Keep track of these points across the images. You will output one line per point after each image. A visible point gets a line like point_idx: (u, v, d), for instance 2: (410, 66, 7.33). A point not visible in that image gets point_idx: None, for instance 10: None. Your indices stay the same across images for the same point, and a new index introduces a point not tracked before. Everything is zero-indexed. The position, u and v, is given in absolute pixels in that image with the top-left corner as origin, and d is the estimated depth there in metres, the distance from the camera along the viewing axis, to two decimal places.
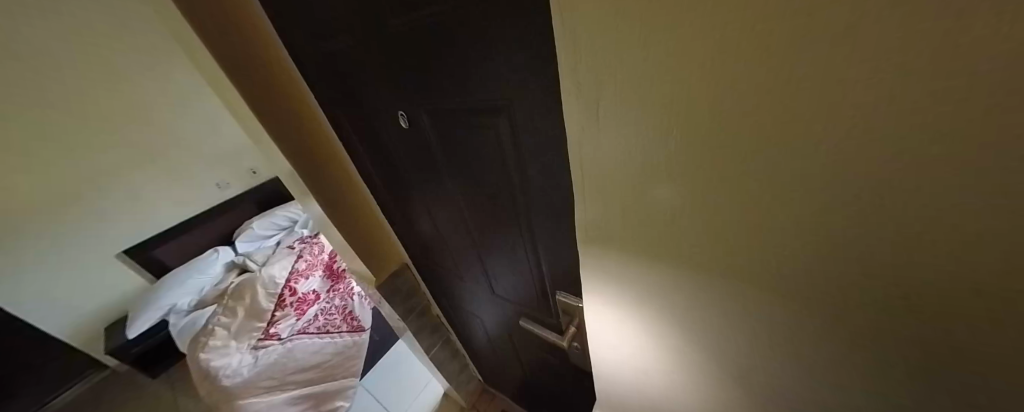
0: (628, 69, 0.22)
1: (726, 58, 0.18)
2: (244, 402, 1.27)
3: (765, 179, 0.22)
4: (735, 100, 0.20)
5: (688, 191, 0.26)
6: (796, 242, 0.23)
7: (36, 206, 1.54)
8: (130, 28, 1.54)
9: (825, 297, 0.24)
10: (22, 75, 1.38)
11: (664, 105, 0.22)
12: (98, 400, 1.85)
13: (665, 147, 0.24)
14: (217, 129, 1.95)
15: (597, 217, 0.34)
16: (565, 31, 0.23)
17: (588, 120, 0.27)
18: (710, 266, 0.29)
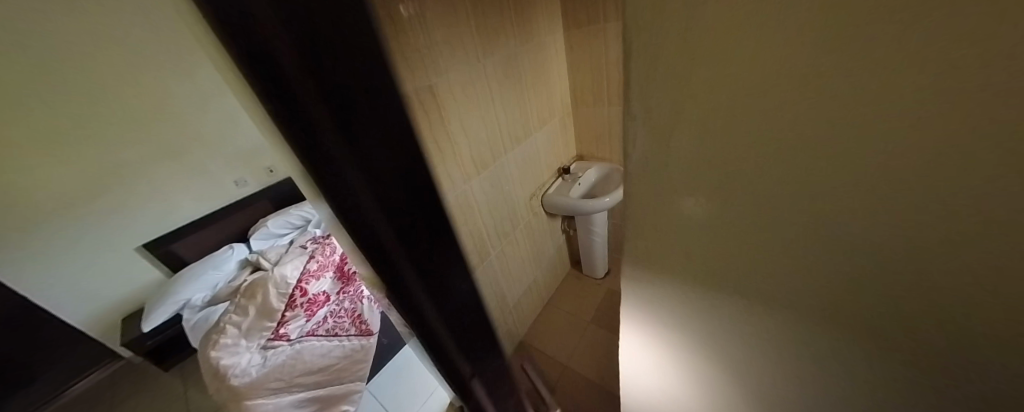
0: (718, 67, 0.23)
1: (813, 52, 0.20)
2: (251, 403, 1.26)
3: (835, 166, 0.23)
4: (824, 86, 0.21)
5: (759, 182, 0.27)
6: (858, 229, 0.25)
7: (64, 197, 1.59)
8: (161, 27, 1.60)
9: (876, 276, 0.27)
10: (60, 69, 1.44)
11: (749, 95, 0.23)
12: (111, 391, 1.88)
13: (743, 140, 0.26)
14: (238, 127, 1.99)
15: (654, 218, 0.35)
16: (641, 33, 0.24)
17: (662, 118, 0.27)
18: (761, 254, 0.32)
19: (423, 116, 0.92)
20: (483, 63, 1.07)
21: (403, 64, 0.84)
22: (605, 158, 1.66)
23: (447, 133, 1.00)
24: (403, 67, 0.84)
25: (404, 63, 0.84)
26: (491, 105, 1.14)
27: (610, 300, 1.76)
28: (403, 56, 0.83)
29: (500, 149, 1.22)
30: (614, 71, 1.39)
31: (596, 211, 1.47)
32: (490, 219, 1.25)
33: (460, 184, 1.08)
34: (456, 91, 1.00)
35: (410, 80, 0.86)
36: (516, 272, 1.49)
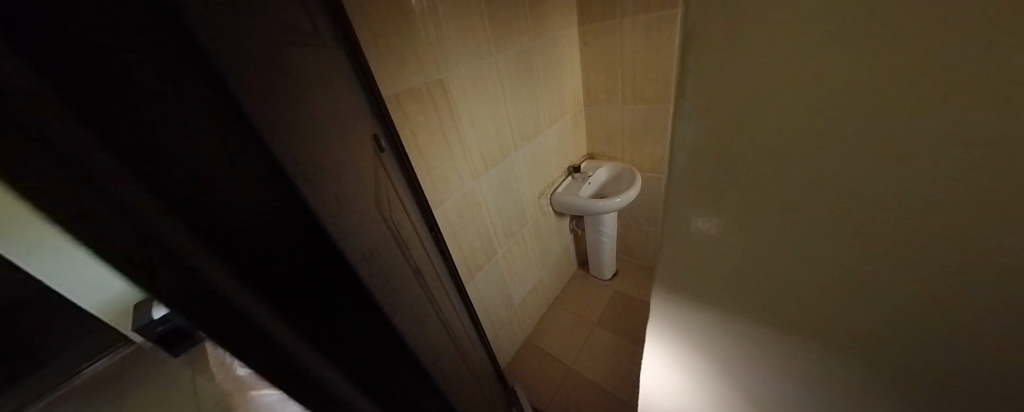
0: (788, 92, 0.18)
1: (920, 77, 0.15)
2: (257, 393, 1.27)
3: (920, 222, 0.19)
4: (927, 123, 0.16)
5: (816, 230, 0.22)
6: (934, 297, 0.21)
7: None
8: None
9: (948, 348, 0.22)
10: None
11: (822, 129, 0.19)
12: (122, 371, 1.93)
13: (804, 181, 0.21)
14: None
15: (680, 256, 0.30)
16: (693, 39, 0.19)
17: (704, 148, 0.23)
18: (807, 310, 0.27)
19: (433, 110, 0.89)
20: (495, 56, 1.04)
21: (412, 56, 0.81)
22: (615, 157, 1.62)
23: (456, 127, 0.97)
24: (413, 58, 0.81)
25: (413, 55, 0.81)
26: (502, 100, 1.11)
27: (616, 302, 1.73)
28: (413, 48, 0.81)
29: (509, 146, 1.19)
30: (628, 68, 1.35)
31: (605, 212, 1.44)
32: (497, 217, 1.23)
33: (468, 180, 1.05)
34: (467, 84, 0.97)
35: (419, 72, 0.84)
36: (522, 271, 1.46)
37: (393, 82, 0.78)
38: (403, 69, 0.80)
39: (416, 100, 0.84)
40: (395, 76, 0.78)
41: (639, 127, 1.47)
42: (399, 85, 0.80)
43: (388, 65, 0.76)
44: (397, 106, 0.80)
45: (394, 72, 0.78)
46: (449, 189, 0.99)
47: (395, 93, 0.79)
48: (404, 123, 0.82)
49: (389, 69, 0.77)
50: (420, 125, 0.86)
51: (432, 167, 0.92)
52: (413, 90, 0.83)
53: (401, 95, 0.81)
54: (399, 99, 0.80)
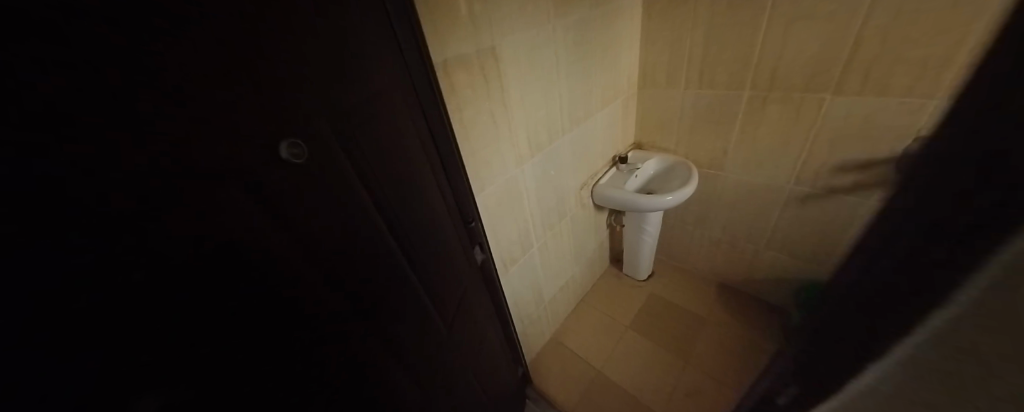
0: None
1: None
2: None
3: None
4: None
5: None
6: None
7: None
8: None
9: None
10: None
11: None
12: None
13: None
14: None
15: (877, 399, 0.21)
16: None
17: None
18: None
19: (483, 83, 0.77)
20: (552, 24, 0.89)
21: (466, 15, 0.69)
22: (667, 149, 1.46)
23: (505, 105, 0.85)
24: (466, 18, 0.69)
25: (467, 13, 0.69)
26: (555, 77, 0.97)
27: (652, 306, 1.61)
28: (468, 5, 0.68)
29: (557, 130, 1.06)
30: (699, 46, 1.16)
31: (651, 210, 1.29)
32: (537, 208, 1.12)
33: (512, 166, 0.94)
34: (520, 55, 0.84)
35: (472, 36, 0.71)
36: (555, 266, 1.37)
37: (443, 45, 0.67)
38: (455, 30, 0.68)
39: (467, 70, 0.73)
40: (446, 40, 0.67)
41: (701, 116, 1.29)
42: (450, 50, 0.68)
43: (440, 25, 0.65)
44: (446, 74, 0.69)
45: (444, 33, 0.66)
46: (493, 174, 0.89)
47: (445, 59, 0.68)
48: (452, 96, 0.71)
49: (440, 30, 0.65)
50: (468, 100, 0.75)
51: (477, 150, 0.82)
52: (464, 57, 0.71)
53: (450, 62, 0.69)
54: (448, 67, 0.69)
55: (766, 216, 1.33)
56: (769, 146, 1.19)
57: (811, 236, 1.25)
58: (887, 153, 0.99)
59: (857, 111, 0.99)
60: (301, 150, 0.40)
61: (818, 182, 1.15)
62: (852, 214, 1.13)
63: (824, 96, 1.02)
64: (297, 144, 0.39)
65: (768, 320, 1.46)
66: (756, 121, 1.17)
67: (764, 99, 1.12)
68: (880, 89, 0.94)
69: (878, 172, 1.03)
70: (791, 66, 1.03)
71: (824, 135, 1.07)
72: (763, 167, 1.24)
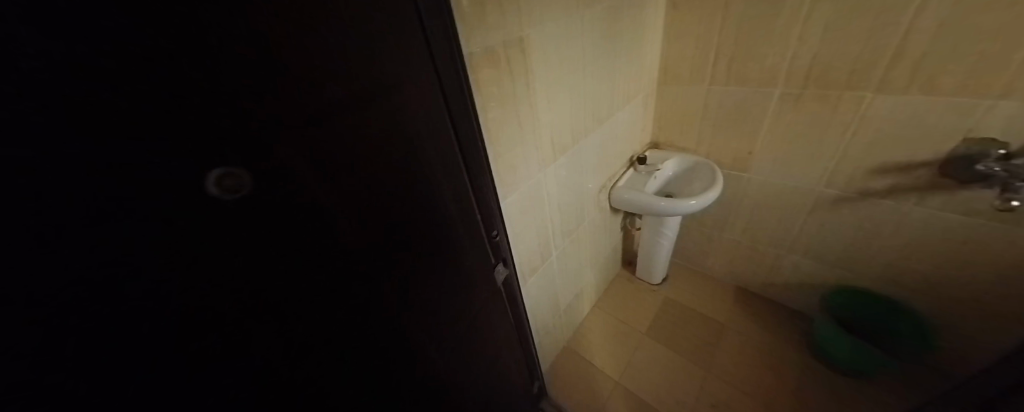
0: None
1: None
2: None
3: None
4: None
5: None
6: None
7: None
8: None
9: None
10: None
11: None
12: None
13: None
14: None
15: None
16: None
17: None
18: None
19: (510, 79, 0.69)
20: (582, 13, 0.80)
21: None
22: (686, 149, 1.39)
23: (531, 104, 0.77)
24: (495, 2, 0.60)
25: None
26: (581, 72, 0.88)
27: (669, 311, 1.57)
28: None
29: (580, 130, 0.98)
30: (729, 40, 1.09)
31: (672, 214, 1.22)
32: (558, 213, 1.04)
33: (536, 171, 0.86)
34: (548, 48, 0.75)
35: (500, 23, 0.62)
36: (572, 273, 1.30)
37: (470, 34, 0.58)
38: (483, 17, 0.59)
39: (494, 64, 0.64)
40: (473, 29, 0.58)
41: (726, 114, 1.22)
42: (478, 40, 0.59)
43: (468, 11, 0.56)
44: (473, 69, 0.60)
45: (472, 20, 0.57)
46: (517, 180, 0.81)
47: (473, 49, 0.59)
48: (478, 95, 0.63)
49: (469, 16, 0.56)
50: (495, 98, 0.67)
51: (504, 154, 0.74)
52: (492, 48, 0.62)
53: (478, 55, 0.60)
54: (476, 60, 0.60)
55: (791, 219, 1.28)
56: (800, 147, 1.13)
57: (840, 239, 1.20)
58: (931, 154, 0.93)
59: (900, 110, 0.93)
60: (240, 183, 0.32)
61: (851, 184, 1.09)
62: (886, 219, 1.08)
63: (865, 93, 0.95)
64: (234, 175, 0.31)
65: (789, 324, 1.43)
66: (786, 121, 1.11)
67: (797, 97, 1.05)
68: (928, 87, 0.87)
69: (920, 175, 0.97)
70: (829, 62, 0.96)
71: (861, 135, 1.01)
72: (792, 168, 1.18)
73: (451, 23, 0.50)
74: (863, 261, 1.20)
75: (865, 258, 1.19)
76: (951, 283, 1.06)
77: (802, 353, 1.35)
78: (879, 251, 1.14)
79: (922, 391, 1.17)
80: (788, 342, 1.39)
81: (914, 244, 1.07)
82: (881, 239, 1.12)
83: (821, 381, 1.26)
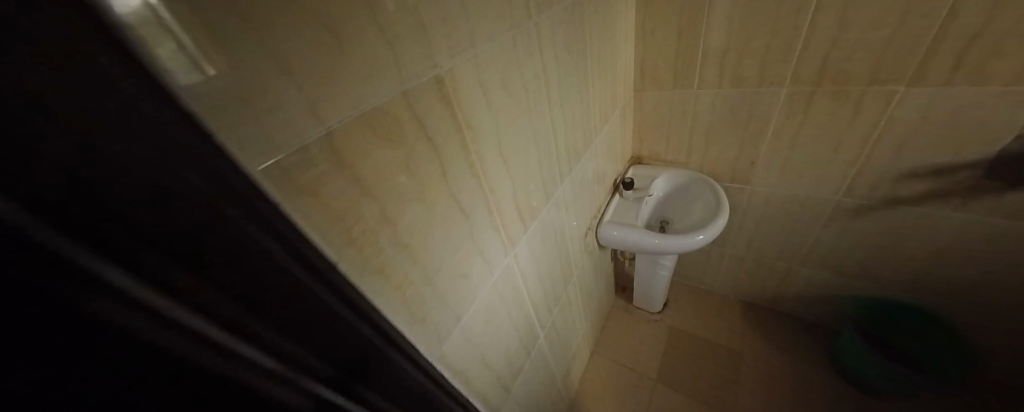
0: None
1: None
2: None
3: None
4: None
5: None
6: None
7: None
8: None
9: None
10: None
11: None
12: None
13: None
14: None
15: None
16: None
17: None
18: None
19: (428, 153, 0.39)
20: (537, 20, 0.51)
21: (354, 17, 0.28)
22: (675, 162, 1.18)
23: (476, 175, 0.47)
24: (358, 25, 0.28)
25: (360, 12, 0.28)
26: (545, 105, 0.60)
27: (676, 346, 1.37)
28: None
29: (556, 179, 0.71)
30: (719, 34, 0.86)
31: (674, 252, 0.98)
32: (538, 291, 0.77)
33: (498, 259, 0.58)
34: (491, 83, 0.46)
35: (383, 65, 0.31)
36: (564, 339, 1.04)
37: (307, 100, 0.26)
38: (335, 60, 0.27)
39: (387, 140, 0.33)
40: (328, 85, 0.27)
41: (721, 121, 1.00)
42: (332, 106, 0.28)
43: (289, 53, 0.24)
44: (334, 164, 0.29)
45: (310, 70, 0.26)
46: (468, 288, 0.52)
47: (323, 127, 0.28)
48: (370, 202, 0.33)
49: (290, 63, 0.24)
50: (402, 195, 0.37)
51: (436, 268, 0.45)
52: (372, 114, 0.31)
53: (342, 135, 0.29)
54: (336, 146, 0.29)
55: (804, 231, 1.10)
56: (814, 154, 0.93)
57: (861, 250, 1.04)
58: (975, 155, 0.76)
59: (941, 105, 0.74)
60: None
61: (876, 192, 0.92)
62: (917, 227, 0.92)
63: (897, 88, 0.75)
64: None
65: (807, 343, 1.27)
66: (796, 124, 0.91)
67: (809, 96, 0.85)
68: (978, 76, 0.68)
69: (961, 178, 0.80)
70: (850, 52, 0.75)
71: (889, 137, 0.82)
72: (804, 177, 0.99)
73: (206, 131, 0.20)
74: (888, 272, 1.04)
75: (891, 269, 1.03)
76: (993, 291, 0.92)
77: (829, 377, 1.18)
78: (908, 261, 0.99)
79: None
80: (812, 365, 1.23)
81: (951, 252, 0.92)
82: (912, 248, 0.96)
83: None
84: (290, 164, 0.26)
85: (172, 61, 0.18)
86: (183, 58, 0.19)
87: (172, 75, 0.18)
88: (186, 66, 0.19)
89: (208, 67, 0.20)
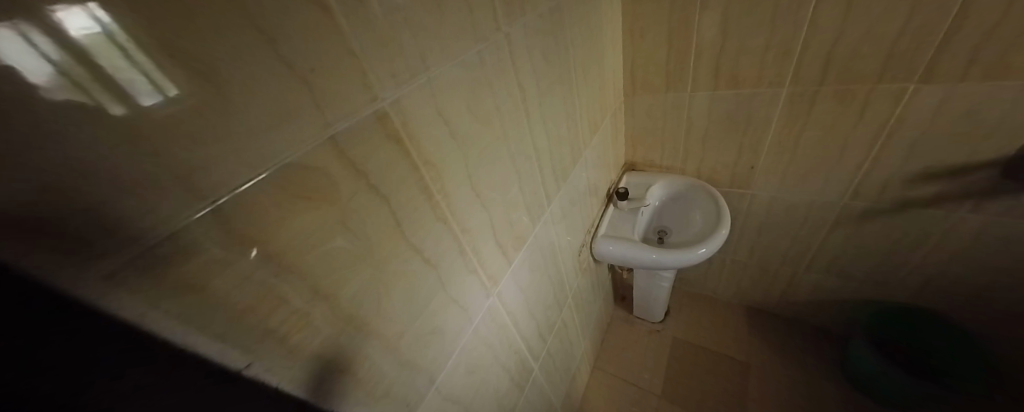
0: None
1: None
2: None
3: None
4: None
5: None
6: None
7: None
8: None
9: None
10: None
11: None
12: None
13: None
14: None
15: None
16: None
17: None
18: None
19: (375, 206, 0.32)
20: (508, 32, 0.44)
21: (242, 58, 0.21)
22: (670, 169, 1.12)
23: (443, 217, 0.40)
24: (249, 67, 0.21)
25: (250, 48, 0.21)
26: (524, 125, 0.53)
27: (680, 358, 1.31)
28: (242, 22, 0.20)
29: (542, 203, 0.64)
30: (713, 33, 0.79)
31: (674, 268, 0.92)
32: (529, 324, 0.70)
33: (478, 303, 0.52)
34: (455, 109, 0.39)
35: (295, 111, 0.24)
36: (560, 364, 0.97)
37: (168, 180, 0.19)
38: (212, 117, 0.20)
39: (310, 202, 0.26)
40: (215, 141, 0.20)
41: (718, 124, 0.94)
42: (215, 179, 0.21)
43: (174, 104, 0.18)
44: (227, 250, 0.22)
45: (181, 129, 0.19)
46: (442, 343, 0.45)
47: (205, 207, 0.21)
48: (288, 277, 0.26)
49: (133, 132, 0.17)
50: (340, 261, 0.30)
51: (397, 332, 0.38)
52: (284, 176, 0.25)
53: (238, 210, 0.23)
54: (229, 227, 0.22)
55: (809, 236, 1.05)
56: (817, 156, 0.87)
57: (870, 254, 0.99)
58: (991, 155, 0.71)
59: (955, 102, 0.68)
60: None
61: (885, 194, 0.86)
62: (930, 230, 0.87)
63: (908, 85, 0.70)
64: None
65: (815, 350, 1.22)
66: (798, 126, 0.85)
67: (812, 97, 0.79)
68: (997, 72, 0.62)
69: (977, 179, 0.75)
70: (856, 48, 0.69)
71: (899, 137, 0.77)
72: (808, 181, 0.93)
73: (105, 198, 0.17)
74: (899, 276, 0.99)
75: (901, 273, 0.98)
76: (1011, 295, 0.87)
77: (841, 387, 1.13)
78: (920, 265, 0.94)
79: None
80: (822, 373, 1.17)
81: (966, 255, 0.86)
82: (924, 252, 0.91)
83: None
84: (152, 266, 0.20)
85: (127, 83, 0.17)
86: (143, 78, 0.17)
87: (132, 97, 0.17)
88: (147, 85, 0.17)
89: (172, 88, 0.18)
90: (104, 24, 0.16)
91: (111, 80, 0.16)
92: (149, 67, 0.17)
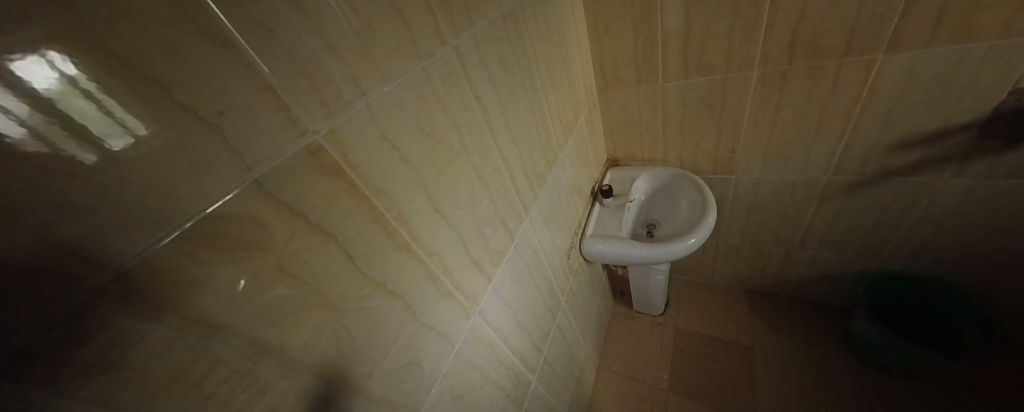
0: None
1: None
2: None
3: None
4: None
5: None
6: None
7: None
8: None
9: None
10: None
11: None
12: None
13: None
14: None
15: None
16: None
17: None
18: None
19: (321, 245, 0.30)
20: (454, 44, 0.43)
21: (136, 112, 0.20)
22: (652, 161, 1.11)
23: (403, 244, 0.39)
24: (145, 121, 0.20)
25: (157, 102, 0.20)
26: (488, 137, 0.52)
27: (685, 348, 1.29)
28: (117, 76, 0.19)
29: (518, 212, 0.63)
30: (676, 21, 0.78)
31: (664, 261, 0.90)
32: (519, 337, 0.68)
33: (459, 325, 0.50)
34: (403, 132, 0.37)
35: (199, 161, 0.22)
36: (562, 371, 0.95)
37: (25, 266, 0.17)
38: (95, 184, 0.18)
39: (237, 255, 0.25)
40: (110, 208, 0.19)
41: (693, 112, 0.93)
42: (89, 257, 0.19)
43: (144, 141, 0.20)
44: (138, 322, 0.21)
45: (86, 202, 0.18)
46: (421, 373, 0.43)
47: (109, 274, 0.20)
48: (226, 334, 0.25)
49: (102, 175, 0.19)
50: (284, 310, 0.28)
51: (365, 372, 0.36)
52: (198, 232, 0.23)
53: (154, 276, 0.21)
54: (129, 300, 0.21)
55: (798, 214, 1.04)
56: (796, 134, 0.87)
57: (861, 226, 0.98)
58: (967, 116, 0.70)
59: (924, 68, 0.67)
60: None
61: (867, 165, 0.85)
62: (915, 196, 0.86)
63: (875, 56, 0.69)
64: None
65: (818, 328, 1.21)
66: (773, 107, 0.84)
67: (783, 75, 0.78)
68: (960, 32, 0.61)
69: (957, 142, 0.74)
70: (820, 23, 0.68)
71: (872, 108, 0.76)
72: (789, 160, 0.92)
73: (75, 230, 0.18)
74: (891, 245, 0.98)
75: (893, 242, 0.97)
76: (1003, 254, 0.86)
77: (849, 362, 1.11)
78: (910, 232, 0.93)
79: (993, 382, 0.97)
80: (828, 350, 1.15)
81: (955, 219, 0.86)
82: (914, 218, 0.90)
83: (887, 397, 1.01)
84: (36, 358, 0.18)
85: (89, 123, 0.18)
86: (113, 123, 0.19)
87: (100, 141, 0.19)
88: (118, 129, 0.19)
89: (141, 127, 0.20)
90: (64, 71, 0.18)
91: (81, 130, 0.18)
92: (116, 109, 0.19)
